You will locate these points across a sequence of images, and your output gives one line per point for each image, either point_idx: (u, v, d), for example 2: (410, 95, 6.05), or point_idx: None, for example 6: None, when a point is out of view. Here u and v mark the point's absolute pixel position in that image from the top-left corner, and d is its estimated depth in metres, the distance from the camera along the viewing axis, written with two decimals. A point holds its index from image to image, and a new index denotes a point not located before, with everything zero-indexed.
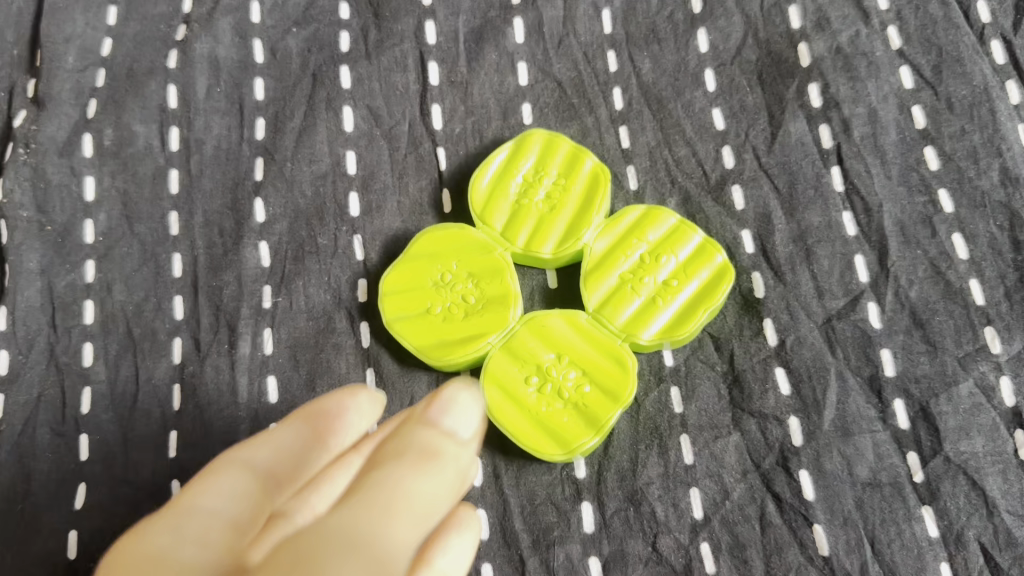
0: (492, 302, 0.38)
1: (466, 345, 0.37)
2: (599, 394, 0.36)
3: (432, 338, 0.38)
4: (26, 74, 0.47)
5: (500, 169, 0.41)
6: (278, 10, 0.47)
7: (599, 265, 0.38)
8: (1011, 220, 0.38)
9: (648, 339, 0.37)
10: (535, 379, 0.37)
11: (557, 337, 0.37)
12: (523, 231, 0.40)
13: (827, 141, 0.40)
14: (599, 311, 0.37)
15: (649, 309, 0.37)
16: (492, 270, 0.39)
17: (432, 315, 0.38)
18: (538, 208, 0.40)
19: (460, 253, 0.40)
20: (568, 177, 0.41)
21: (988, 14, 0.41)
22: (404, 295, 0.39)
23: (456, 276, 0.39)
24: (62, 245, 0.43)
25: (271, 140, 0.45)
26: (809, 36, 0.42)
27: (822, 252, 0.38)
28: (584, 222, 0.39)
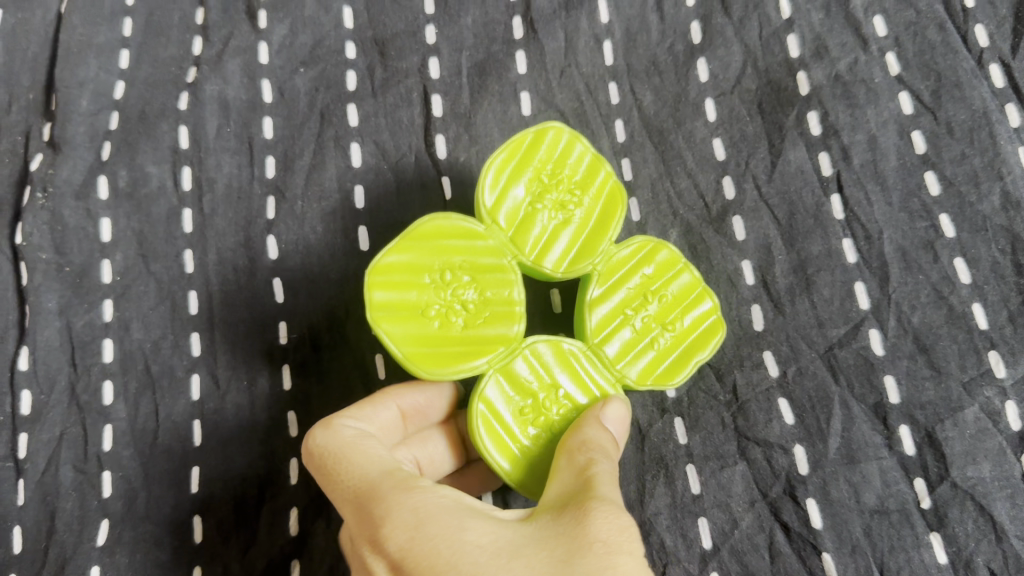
0: (494, 313, 0.35)
1: (466, 365, 0.34)
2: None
3: (424, 347, 0.33)
4: (41, 118, 0.48)
5: (510, 163, 0.37)
6: (285, 51, 0.48)
7: (602, 292, 0.37)
8: (1013, 244, 0.38)
9: (646, 384, 0.36)
10: (526, 412, 0.35)
11: (555, 371, 0.36)
12: (530, 236, 0.36)
13: (827, 169, 0.41)
14: (599, 346, 0.36)
15: (648, 347, 0.37)
16: (493, 274, 0.35)
17: (425, 318, 0.34)
18: (546, 212, 0.37)
19: (461, 249, 0.35)
20: (581, 186, 0.38)
21: (986, 38, 0.41)
22: (392, 287, 0.34)
23: (453, 275, 0.35)
24: (80, 285, 0.44)
25: (281, 179, 0.46)
26: (808, 64, 0.43)
27: (822, 281, 0.39)
28: (595, 243, 0.37)
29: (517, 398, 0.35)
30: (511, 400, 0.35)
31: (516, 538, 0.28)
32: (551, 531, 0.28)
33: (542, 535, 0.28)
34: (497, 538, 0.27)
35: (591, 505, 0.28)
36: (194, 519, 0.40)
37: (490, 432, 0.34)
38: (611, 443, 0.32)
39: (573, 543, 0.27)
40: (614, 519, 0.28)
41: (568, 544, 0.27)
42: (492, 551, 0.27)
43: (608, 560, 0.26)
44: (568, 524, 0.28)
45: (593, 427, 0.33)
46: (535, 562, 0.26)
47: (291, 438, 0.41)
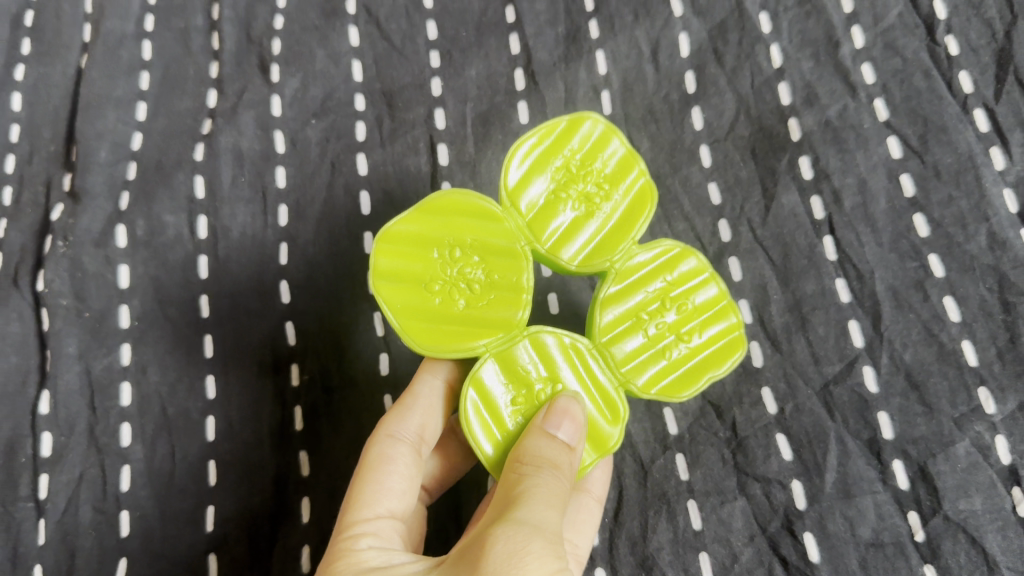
0: (496, 295, 0.35)
1: (460, 342, 0.34)
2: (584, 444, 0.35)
3: (419, 320, 0.34)
4: (62, 168, 0.50)
5: (538, 150, 0.37)
6: (297, 103, 0.50)
7: (619, 291, 0.36)
8: (1000, 283, 0.39)
9: (650, 392, 0.35)
10: (521, 403, 0.35)
11: (556, 363, 0.35)
12: (549, 223, 0.36)
13: (819, 213, 0.42)
14: (606, 346, 0.36)
15: (660, 356, 0.36)
16: (505, 255, 0.36)
17: (428, 292, 0.35)
18: (570, 200, 0.37)
19: (474, 230, 0.36)
20: (612, 182, 0.37)
21: (971, 84, 0.43)
22: (399, 259, 0.35)
23: (464, 254, 0.36)
24: (98, 330, 0.46)
25: (293, 226, 0.48)
26: (799, 111, 0.44)
27: (817, 319, 0.40)
28: (618, 239, 0.37)
29: (508, 385, 0.35)
30: (503, 385, 0.35)
31: None
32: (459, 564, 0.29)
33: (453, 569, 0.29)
34: None
35: (492, 540, 0.28)
36: (208, 558, 0.41)
37: (475, 413, 0.34)
38: (550, 458, 0.32)
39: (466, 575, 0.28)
40: (509, 535, 0.28)
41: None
42: None
43: None
44: (473, 553, 0.28)
45: (533, 443, 0.32)
46: None
47: (303, 477, 0.43)
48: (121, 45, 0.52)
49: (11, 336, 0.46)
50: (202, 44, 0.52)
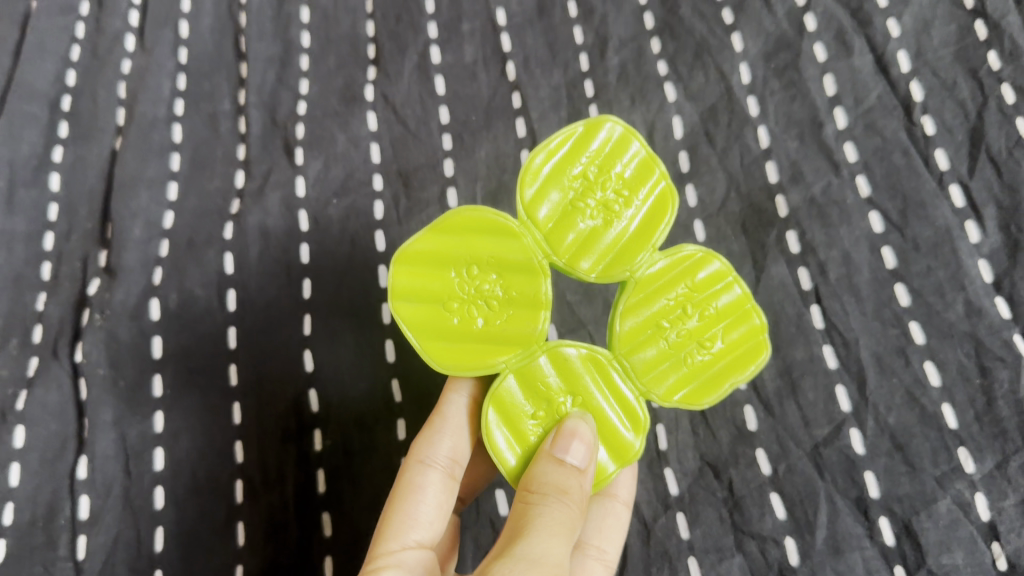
0: (516, 311, 0.38)
1: (480, 360, 0.37)
2: (607, 452, 0.38)
3: (439, 340, 0.37)
4: (97, 245, 0.53)
5: (554, 163, 0.39)
6: (320, 183, 0.54)
7: (639, 301, 0.38)
8: (977, 349, 0.42)
9: (670, 400, 0.38)
10: (541, 415, 0.38)
11: (576, 376, 0.38)
12: (569, 234, 0.38)
13: (806, 283, 0.45)
14: (627, 355, 0.38)
15: (680, 363, 0.38)
16: (521, 270, 0.38)
17: (447, 312, 0.37)
18: (588, 210, 0.39)
19: (491, 246, 0.38)
20: (631, 189, 0.39)
21: (946, 162, 0.46)
22: (418, 279, 0.38)
23: (481, 272, 0.38)
24: (133, 398, 0.49)
25: (316, 299, 0.51)
26: (786, 188, 0.47)
27: (806, 384, 0.43)
28: (636, 249, 0.39)
29: (529, 400, 0.38)
30: (524, 401, 0.38)
31: None
32: None
33: None
34: None
35: None
36: None
37: (499, 429, 0.37)
38: (554, 485, 0.35)
39: None
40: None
41: None
42: None
43: None
44: None
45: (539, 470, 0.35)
46: None
47: (326, 537, 0.46)
48: (152, 129, 0.56)
49: (49, 405, 0.49)
50: (230, 128, 0.56)
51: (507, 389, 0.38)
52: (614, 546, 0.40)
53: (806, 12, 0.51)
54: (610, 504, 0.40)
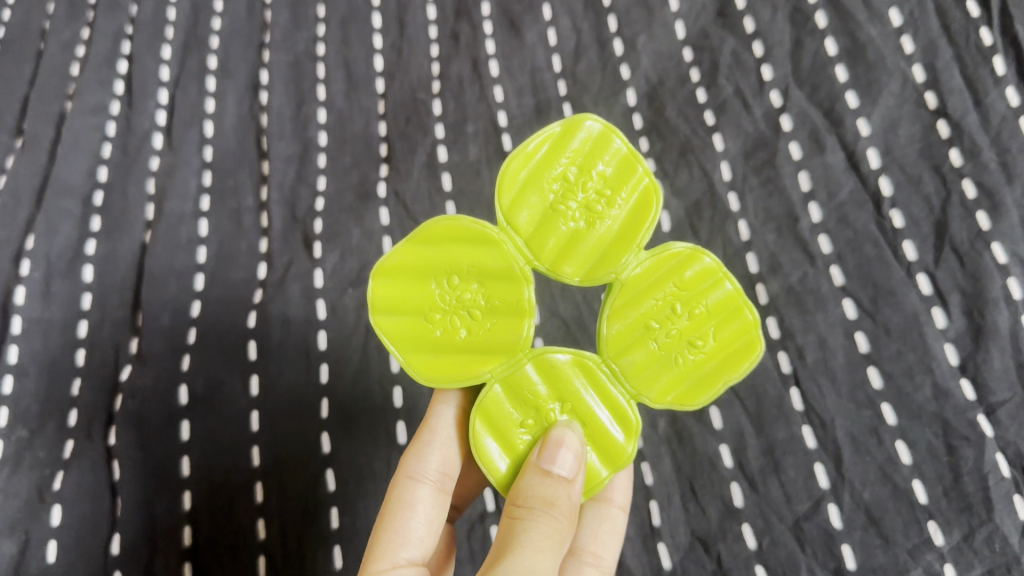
0: (499, 319, 0.41)
1: (465, 371, 0.40)
2: (599, 455, 0.41)
3: (424, 353, 0.40)
4: (128, 334, 0.58)
5: (533, 169, 0.41)
6: (337, 274, 0.59)
7: (627, 305, 0.41)
8: (944, 428, 0.46)
9: (663, 402, 0.41)
10: (530, 423, 0.40)
11: (563, 382, 0.41)
12: (550, 241, 0.41)
13: (786, 367, 0.49)
14: (616, 359, 0.41)
15: (670, 364, 0.41)
16: (502, 279, 0.41)
17: (432, 324, 0.40)
18: (570, 215, 0.41)
19: (470, 255, 0.41)
20: (616, 189, 0.41)
21: (914, 253, 0.50)
22: (402, 293, 0.41)
23: (463, 282, 0.41)
24: (162, 479, 0.53)
25: (333, 383, 0.56)
26: (765, 277, 0.51)
27: (788, 463, 0.46)
28: (620, 250, 0.41)
29: (518, 408, 0.41)
30: (513, 410, 0.40)
31: None
32: None
33: None
34: None
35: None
36: None
37: (490, 437, 0.40)
38: (542, 497, 0.38)
39: None
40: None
41: None
42: None
43: None
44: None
45: (528, 484, 0.38)
46: None
47: None
48: (180, 224, 0.61)
49: (85, 486, 0.53)
50: (252, 222, 0.61)
51: (493, 399, 0.40)
52: (610, 551, 0.44)
53: (781, 114, 0.55)
54: (607, 510, 0.44)
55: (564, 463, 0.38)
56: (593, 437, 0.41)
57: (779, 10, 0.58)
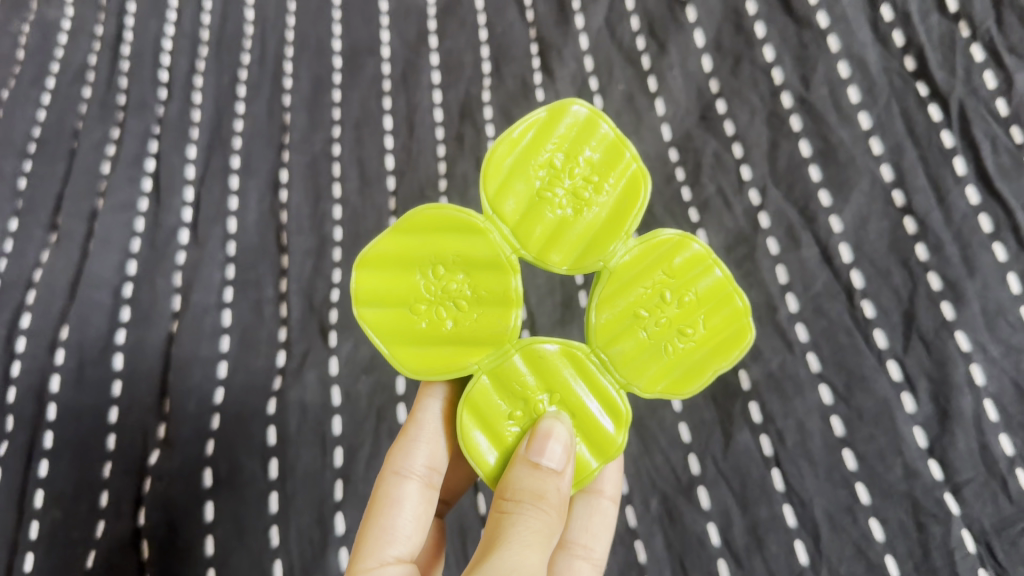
0: (486, 307, 0.48)
1: (453, 362, 0.47)
2: (588, 446, 0.48)
3: (411, 345, 0.47)
4: (156, 420, 0.64)
5: (517, 160, 0.48)
6: (350, 362, 0.64)
7: (618, 294, 0.48)
8: (915, 508, 0.50)
9: (655, 390, 0.47)
10: (518, 414, 0.47)
11: (550, 376, 0.48)
12: (536, 228, 0.48)
13: (768, 449, 0.53)
14: (606, 348, 0.48)
15: (660, 352, 0.47)
16: (489, 267, 0.48)
17: (418, 316, 0.47)
18: (556, 202, 0.48)
19: (457, 246, 0.48)
20: (602, 174, 0.49)
21: (885, 341, 0.54)
22: (393, 287, 0.48)
23: (450, 272, 0.48)
24: (187, 557, 0.59)
25: (347, 467, 0.61)
26: (748, 363, 0.55)
27: (771, 539, 0.50)
28: (609, 239, 0.48)
29: (506, 400, 0.47)
30: (501, 402, 0.47)
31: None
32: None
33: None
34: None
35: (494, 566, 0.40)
36: None
37: (480, 427, 0.47)
38: (532, 489, 0.43)
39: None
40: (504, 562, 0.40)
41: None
42: None
43: None
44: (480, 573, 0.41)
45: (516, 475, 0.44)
46: None
47: None
48: (205, 315, 0.67)
49: (113, 564, 0.59)
50: (272, 312, 0.67)
51: (480, 392, 0.47)
52: (600, 544, 0.50)
53: (759, 211, 0.60)
54: (597, 501, 0.51)
55: (551, 456, 0.44)
56: (581, 426, 0.48)
57: (757, 113, 0.63)
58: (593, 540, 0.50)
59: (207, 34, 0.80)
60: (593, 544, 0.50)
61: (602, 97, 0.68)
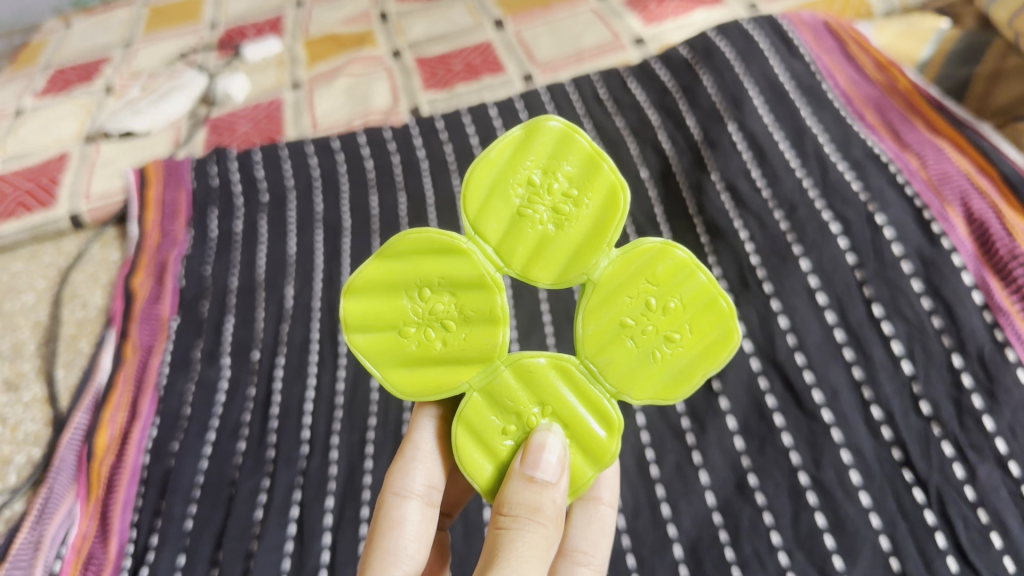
0: (478, 324, 0.70)
1: (446, 383, 0.70)
2: (579, 447, 0.71)
3: (405, 370, 0.71)
4: None
5: (497, 187, 0.69)
6: None
7: (606, 309, 0.69)
8: None
9: (645, 396, 0.70)
10: (514, 427, 0.70)
11: (541, 393, 0.71)
12: (519, 247, 0.69)
13: None
14: (594, 360, 0.70)
15: (651, 354, 0.69)
16: (476, 287, 0.69)
17: (409, 339, 0.70)
18: (536, 217, 0.69)
19: (442, 271, 0.70)
20: (580, 188, 0.69)
21: None
22: (390, 313, 0.71)
23: (437, 293, 0.70)
24: None
25: None
26: None
27: None
28: (589, 257, 0.69)
29: (500, 417, 0.70)
30: (498, 418, 0.70)
31: (483, 558, 0.62)
32: (490, 551, 0.62)
33: (491, 549, 0.62)
34: (482, 559, 0.62)
35: (510, 540, 0.62)
36: None
37: (478, 441, 0.70)
38: (535, 488, 0.65)
39: (495, 554, 0.61)
40: (514, 539, 0.62)
41: (493, 555, 0.61)
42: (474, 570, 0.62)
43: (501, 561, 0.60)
44: (497, 544, 0.62)
45: (514, 487, 0.65)
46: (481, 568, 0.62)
47: None
48: None
49: None
50: None
51: (474, 409, 0.70)
52: (594, 549, 0.75)
53: (788, 571, 0.77)
54: (597, 505, 0.77)
55: (545, 469, 0.66)
56: (572, 428, 0.71)
57: (781, 487, 0.81)
58: (591, 547, 0.75)
59: (341, 400, 1.08)
60: (593, 549, 0.75)
61: (664, 487, 0.86)
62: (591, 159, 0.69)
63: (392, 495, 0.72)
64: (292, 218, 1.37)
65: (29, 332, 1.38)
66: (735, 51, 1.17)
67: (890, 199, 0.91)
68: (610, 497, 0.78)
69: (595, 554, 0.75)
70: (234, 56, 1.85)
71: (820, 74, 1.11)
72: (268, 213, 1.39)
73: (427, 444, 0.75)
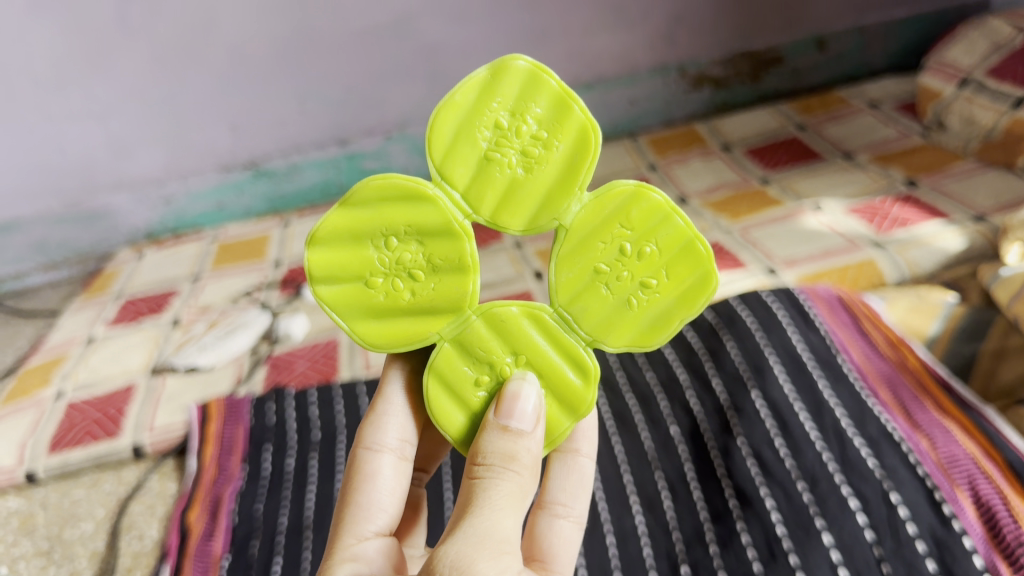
0: (447, 273, 0.82)
1: (415, 328, 0.84)
2: (550, 394, 0.86)
3: (373, 319, 0.84)
4: None
5: (465, 131, 0.79)
6: None
7: (580, 254, 0.82)
8: None
9: (620, 345, 0.84)
10: (486, 378, 0.85)
11: (513, 349, 0.85)
12: (487, 196, 0.80)
13: None
14: (569, 306, 0.84)
15: (629, 297, 0.82)
16: (442, 237, 0.81)
17: (379, 289, 0.83)
18: (504, 163, 0.80)
19: (408, 221, 0.81)
20: (550, 131, 0.79)
21: None
22: (358, 262, 0.83)
23: (404, 241, 0.82)
24: None
25: None
26: None
27: None
28: (558, 202, 0.80)
29: (472, 369, 0.85)
30: (471, 370, 0.85)
31: (466, 496, 0.75)
32: (470, 492, 0.75)
33: (471, 488, 0.75)
34: (465, 494, 0.75)
35: (489, 482, 0.74)
36: None
37: (449, 392, 0.85)
38: (512, 436, 0.77)
39: (475, 496, 0.74)
40: (492, 482, 0.74)
41: (473, 496, 0.74)
42: (459, 509, 0.75)
43: (481, 504, 0.73)
44: (477, 485, 0.75)
45: (490, 436, 0.78)
46: (463, 507, 0.74)
47: None
48: None
49: None
50: None
51: (445, 359, 0.85)
52: (573, 502, 0.90)
53: None
54: (577, 458, 0.92)
55: (520, 418, 0.79)
56: (544, 378, 0.86)
57: None
58: (570, 500, 0.90)
59: None
60: (571, 501, 0.90)
61: None
62: (560, 99, 0.78)
63: (365, 449, 0.85)
64: (341, 460, 1.46)
65: (86, 561, 1.44)
66: (757, 321, 1.27)
67: (903, 477, 1.00)
68: (588, 450, 0.93)
69: (574, 506, 0.90)
70: (295, 294, 2.03)
71: (836, 348, 1.21)
72: (318, 453, 1.49)
73: (396, 402, 0.89)
